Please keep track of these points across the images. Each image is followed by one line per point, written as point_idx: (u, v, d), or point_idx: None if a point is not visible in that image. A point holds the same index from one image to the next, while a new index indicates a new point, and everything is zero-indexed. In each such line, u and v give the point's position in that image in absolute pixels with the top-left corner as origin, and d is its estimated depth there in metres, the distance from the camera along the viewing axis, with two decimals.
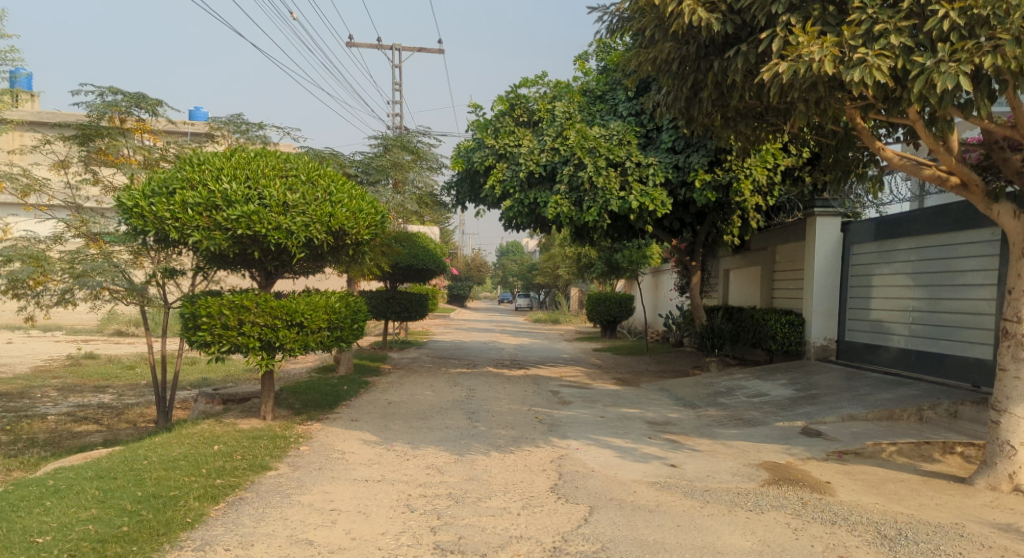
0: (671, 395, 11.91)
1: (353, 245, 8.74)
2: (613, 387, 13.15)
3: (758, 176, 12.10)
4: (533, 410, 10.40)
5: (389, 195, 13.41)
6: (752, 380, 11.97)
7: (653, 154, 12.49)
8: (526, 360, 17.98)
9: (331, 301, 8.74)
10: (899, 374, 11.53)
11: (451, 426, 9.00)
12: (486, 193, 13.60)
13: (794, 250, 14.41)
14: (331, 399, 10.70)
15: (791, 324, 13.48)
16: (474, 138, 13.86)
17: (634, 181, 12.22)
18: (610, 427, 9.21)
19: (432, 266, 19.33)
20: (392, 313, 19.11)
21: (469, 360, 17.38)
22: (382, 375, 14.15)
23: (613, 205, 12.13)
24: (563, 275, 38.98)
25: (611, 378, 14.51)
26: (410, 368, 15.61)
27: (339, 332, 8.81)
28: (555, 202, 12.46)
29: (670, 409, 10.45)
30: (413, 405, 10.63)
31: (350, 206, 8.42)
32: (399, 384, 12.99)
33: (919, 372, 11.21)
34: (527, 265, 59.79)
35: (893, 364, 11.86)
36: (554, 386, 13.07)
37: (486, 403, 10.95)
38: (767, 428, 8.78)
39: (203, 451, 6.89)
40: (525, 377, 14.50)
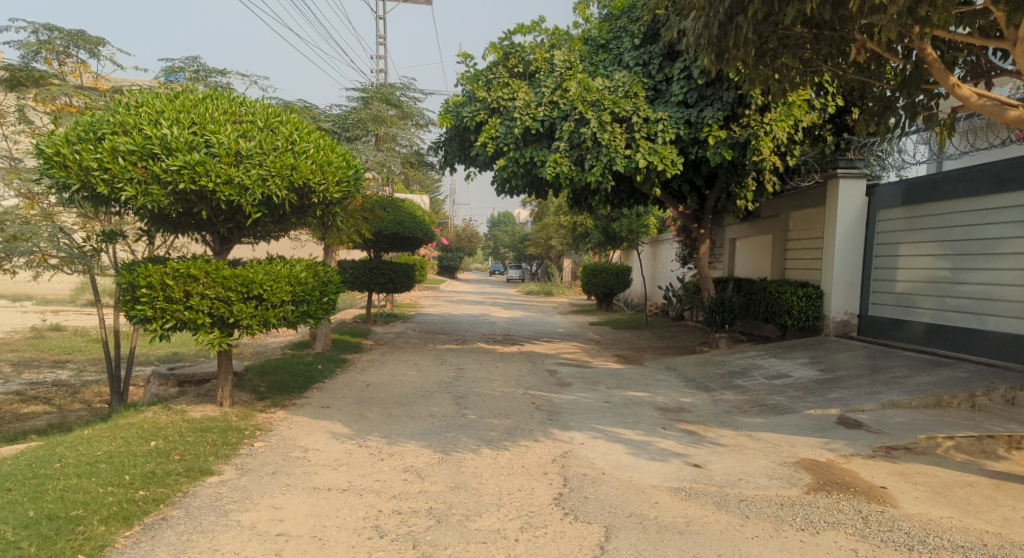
0: (681, 375, 10.79)
1: (323, 205, 7.52)
2: (615, 366, 12.02)
3: (779, 133, 10.87)
4: (528, 394, 9.24)
5: (368, 152, 12.13)
6: (770, 359, 10.86)
7: (662, 108, 11.28)
8: (519, 335, 16.82)
9: (296, 270, 7.53)
10: (931, 352, 10.42)
11: (435, 414, 7.83)
12: (478, 152, 12.37)
13: (811, 217, 13.23)
14: (302, 381, 9.52)
15: (809, 296, 12.28)
16: (464, 92, 12.61)
17: (642, 138, 11.03)
18: (617, 414, 8.07)
19: (419, 234, 18.08)
20: (375, 284, 17.90)
21: (458, 335, 16.23)
22: (363, 353, 12.96)
23: (618, 164, 10.92)
24: (557, 245, 37.84)
25: (612, 355, 13.41)
26: (394, 344, 14.45)
27: (306, 307, 7.60)
28: (554, 161, 11.26)
29: (682, 393, 9.33)
30: (393, 388, 9.44)
31: (317, 159, 7.19)
32: (381, 363, 11.83)
33: (955, 350, 10.11)
34: (519, 237, 58.57)
35: (923, 341, 10.75)
36: (551, 365, 11.93)
37: (476, 385, 9.79)
38: (798, 417, 7.64)
39: (134, 451, 5.73)
40: (518, 354, 13.37)
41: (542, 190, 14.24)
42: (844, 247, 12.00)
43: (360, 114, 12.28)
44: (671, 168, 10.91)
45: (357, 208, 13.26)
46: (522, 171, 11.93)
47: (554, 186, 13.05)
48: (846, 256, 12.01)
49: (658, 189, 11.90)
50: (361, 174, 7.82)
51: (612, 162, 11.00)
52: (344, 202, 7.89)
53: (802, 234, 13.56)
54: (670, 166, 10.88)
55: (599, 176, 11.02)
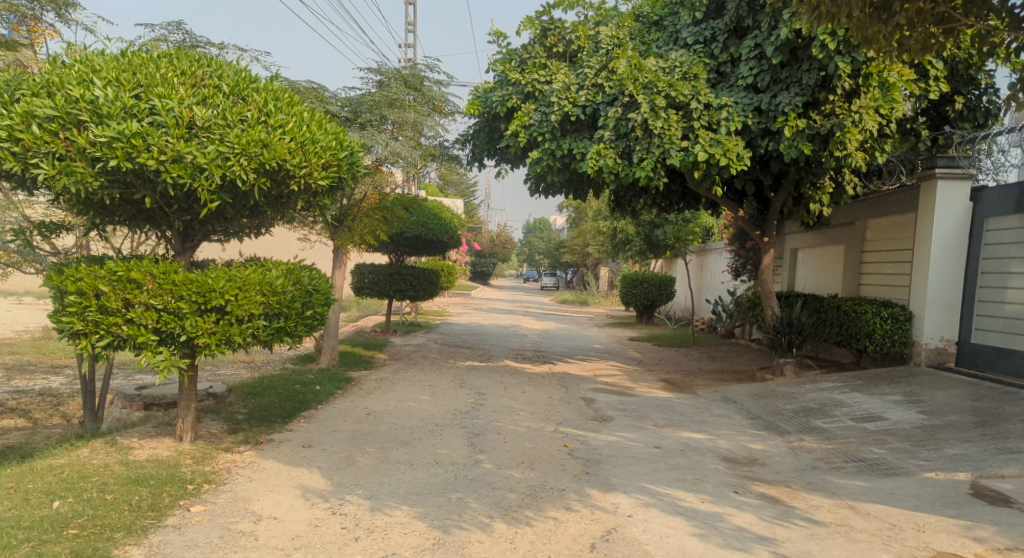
0: (743, 411, 9.01)
1: (306, 194, 5.94)
2: (663, 395, 10.27)
3: (869, 123, 8.99)
4: (560, 432, 7.58)
5: (383, 139, 10.62)
6: (852, 394, 9.02)
7: (727, 93, 9.54)
8: (551, 351, 15.15)
9: (271, 277, 5.99)
10: None
11: (444, 462, 6.22)
12: (508, 143, 10.79)
13: (894, 225, 11.31)
14: (288, 408, 7.98)
15: (896, 318, 10.43)
16: (495, 75, 11.08)
17: (701, 127, 9.31)
18: (672, 466, 6.37)
19: (445, 238, 16.55)
20: (395, 291, 16.40)
21: (484, 351, 14.65)
22: (374, 370, 11.44)
23: (674, 158, 9.23)
24: (594, 254, 36.12)
25: (658, 381, 11.68)
26: (412, 360, 12.91)
27: (282, 323, 6.03)
28: (596, 154, 9.63)
29: (750, 436, 7.58)
30: (398, 420, 7.86)
31: (297, 135, 5.63)
32: (391, 384, 10.27)
33: None
34: (555, 244, 56.94)
35: None
36: (587, 392, 10.24)
37: (496, 418, 8.16)
38: (912, 481, 5.86)
39: (22, 518, 4.24)
40: (550, 376, 11.69)
41: (581, 188, 12.59)
42: (939, 260, 10.12)
43: (375, 95, 10.81)
44: (737, 163, 9.15)
45: (372, 208, 11.83)
46: (560, 165, 10.30)
47: (596, 184, 11.39)
48: (941, 271, 10.12)
49: (720, 190, 10.14)
50: (357, 156, 6.22)
51: (667, 155, 9.31)
52: (335, 192, 6.31)
53: (882, 246, 11.65)
54: (736, 161, 9.13)
55: (650, 172, 9.34)
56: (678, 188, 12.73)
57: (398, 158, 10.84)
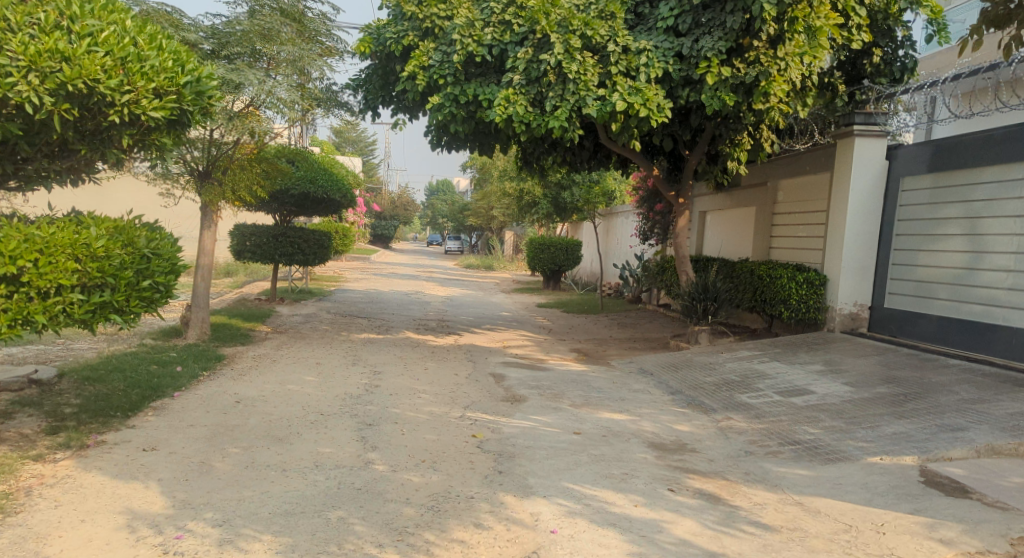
0: (664, 384, 8.31)
1: (131, 129, 4.69)
2: (576, 368, 9.47)
3: (794, 74, 8.10)
4: (466, 419, 6.60)
5: (256, 78, 9.13)
6: (774, 363, 8.49)
7: (644, 36, 8.62)
8: (454, 320, 14.12)
9: (87, 237, 4.66)
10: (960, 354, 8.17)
11: (324, 466, 5.11)
12: (405, 87, 9.56)
13: (808, 186, 10.74)
14: (135, 397, 6.61)
15: (811, 283, 9.80)
16: (388, 8, 9.76)
17: (618, 73, 8.37)
18: (596, 458, 5.51)
19: (338, 198, 15.07)
20: (280, 255, 14.83)
21: (382, 320, 13.46)
22: (253, 345, 10.06)
23: (590, 107, 8.29)
24: (498, 216, 35.22)
25: (569, 352, 10.90)
26: (299, 332, 11.58)
27: (104, 296, 4.73)
28: (505, 100, 8.57)
29: (676, 416, 6.85)
30: (274, 409, 6.65)
31: (114, 51, 4.39)
32: (271, 362, 8.96)
33: (992, 353, 7.87)
34: (458, 206, 55.70)
35: (946, 340, 8.47)
36: (494, 367, 9.30)
37: (392, 404, 7.07)
38: (859, 467, 5.24)
39: None
40: (454, 349, 10.69)
41: (488, 139, 11.65)
42: (855, 222, 9.60)
43: (247, 25, 9.30)
44: (657, 115, 8.25)
45: (246, 161, 10.47)
46: (464, 113, 9.19)
47: (504, 137, 10.33)
48: (857, 234, 9.62)
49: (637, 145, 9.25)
50: (206, 84, 4.99)
51: (582, 103, 8.34)
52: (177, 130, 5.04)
53: (794, 208, 11.10)
54: (656, 112, 8.23)
55: (564, 121, 8.36)
56: (589, 143, 11.82)
57: (275, 102, 9.39)
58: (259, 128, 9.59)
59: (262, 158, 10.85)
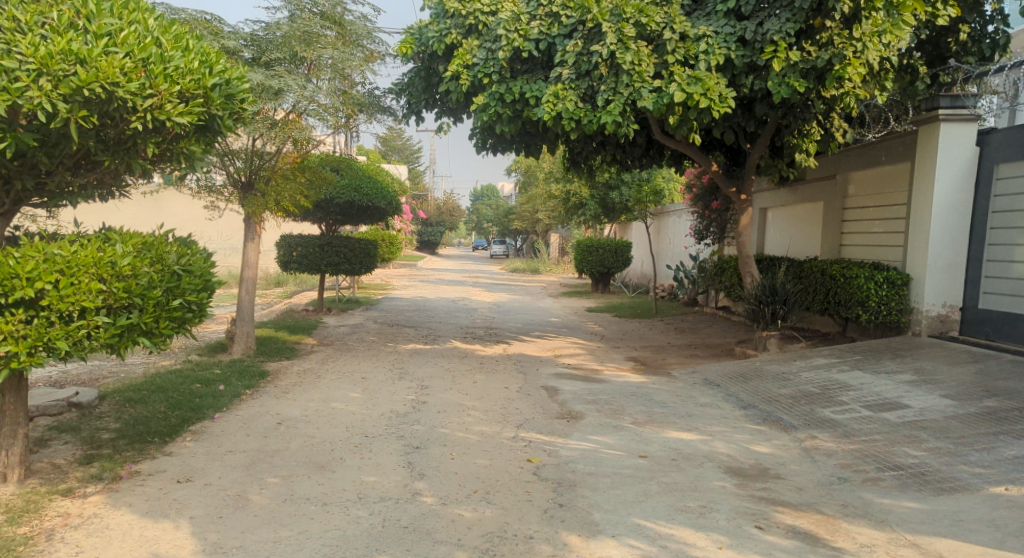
0: (732, 397, 7.67)
1: (155, 136, 4.32)
2: (635, 378, 8.89)
3: (873, 55, 7.38)
4: (520, 440, 6.10)
5: (295, 85, 8.80)
6: (854, 371, 7.77)
7: (703, 22, 8.00)
8: (503, 328, 13.65)
9: (113, 255, 4.31)
10: None
11: (369, 499, 4.66)
12: (448, 88, 9.13)
13: (884, 177, 9.93)
14: (174, 420, 6.29)
15: (892, 282, 9.02)
16: (430, 6, 9.34)
17: (676, 63, 7.77)
18: (668, 486, 4.94)
19: (382, 205, 14.76)
20: (326, 265, 14.58)
21: (429, 330, 13.07)
22: (298, 359, 9.75)
23: (646, 100, 7.72)
24: (544, 219, 34.72)
25: (626, 361, 10.31)
26: (345, 344, 11.26)
27: (132, 318, 4.36)
28: (554, 96, 8.06)
29: (751, 434, 6.22)
30: (317, 431, 6.25)
31: (134, 52, 4.04)
32: (315, 377, 8.61)
33: None
34: (503, 210, 55.36)
35: None
36: (548, 379, 8.78)
37: (441, 423, 6.62)
38: (973, 497, 4.57)
39: None
40: (505, 360, 10.21)
41: (536, 138, 11.14)
42: (941, 215, 8.78)
43: (286, 29, 8.99)
44: (720, 105, 7.61)
45: (289, 172, 10.17)
46: (510, 112, 8.70)
47: (553, 136, 9.80)
48: (944, 228, 8.79)
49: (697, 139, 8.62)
50: (235, 85, 4.64)
51: (637, 95, 7.77)
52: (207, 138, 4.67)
53: (868, 201, 10.29)
54: (719, 103, 7.59)
55: (618, 116, 7.81)
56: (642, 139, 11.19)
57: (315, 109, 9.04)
58: (300, 134, 9.25)
59: (304, 167, 10.54)
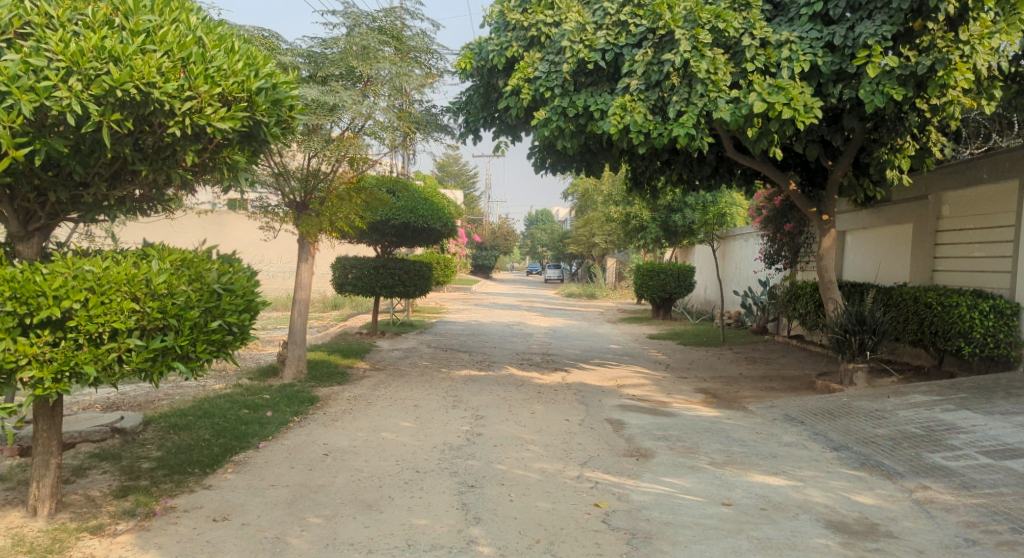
0: (820, 436, 6.94)
1: (195, 144, 3.95)
2: (707, 412, 8.20)
3: (982, 60, 6.65)
4: (586, 481, 5.52)
5: (350, 100, 8.52)
6: (959, 410, 6.95)
7: (786, 28, 7.42)
8: (561, 354, 13.08)
9: (148, 272, 3.95)
10: None
11: (419, 547, 4.16)
12: (508, 103, 8.74)
13: (985, 196, 9.04)
14: (217, 449, 5.92)
15: (999, 312, 8.19)
16: (491, 19, 8.99)
17: (755, 72, 7.20)
18: (760, 543, 4.29)
19: (438, 226, 14.43)
20: (381, 288, 14.30)
21: (484, 355, 12.60)
22: (349, 384, 9.38)
23: (723, 110, 7.15)
24: (601, 244, 34.10)
25: (695, 393, 9.61)
26: (398, 369, 10.86)
27: (166, 341, 3.99)
28: (621, 108, 7.58)
29: (848, 481, 5.50)
30: (366, 465, 5.80)
31: (173, 51, 3.71)
32: (366, 404, 8.20)
33: None
34: (558, 235, 54.89)
35: None
36: (612, 412, 8.17)
37: (499, 458, 6.09)
38: None
39: None
40: (564, 389, 9.64)
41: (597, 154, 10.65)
42: None
43: (343, 44, 8.74)
44: (805, 116, 7.01)
45: (344, 192, 9.90)
46: (574, 127, 8.21)
47: (617, 152, 9.29)
48: None
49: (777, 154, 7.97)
50: (281, 90, 4.28)
51: (714, 106, 7.22)
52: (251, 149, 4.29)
53: (965, 223, 9.42)
54: (805, 113, 6.98)
55: (693, 129, 7.26)
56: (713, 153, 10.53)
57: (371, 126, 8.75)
58: (355, 151, 8.96)
59: (359, 188, 10.28)
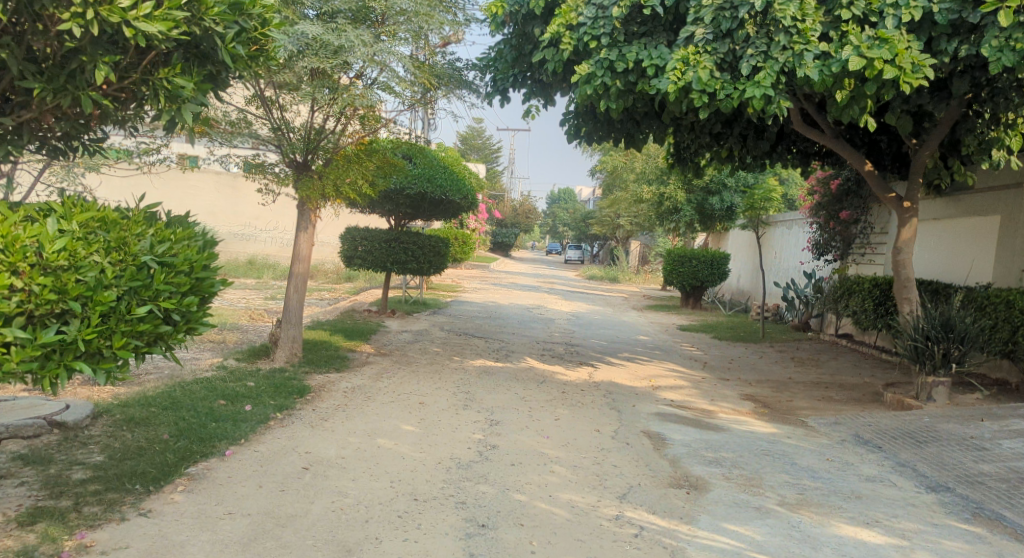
0: (908, 469, 5.71)
1: (114, 53, 3.04)
2: (762, 428, 7.00)
3: None
4: (629, 525, 4.34)
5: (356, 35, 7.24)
6: None
7: None
8: (586, 345, 11.90)
9: (39, 233, 2.83)
10: None
11: None
12: (544, 56, 7.53)
13: None
14: (171, 455, 4.80)
15: None
16: None
17: (849, 22, 6.00)
18: None
19: (457, 199, 13.21)
20: (392, 263, 13.16)
21: (502, 342, 11.47)
22: (348, 372, 8.26)
23: (809, 68, 5.98)
24: (626, 225, 32.81)
25: (742, 400, 8.41)
26: (406, 355, 9.76)
27: (62, 334, 2.85)
28: (683, 62, 6.36)
29: (968, 541, 4.28)
30: (352, 486, 4.66)
31: None
32: (364, 398, 7.07)
33: None
34: (581, 214, 53.53)
35: None
36: (650, 422, 6.98)
37: (518, 484, 4.92)
38: None
39: None
40: (593, 389, 8.48)
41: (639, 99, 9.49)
42: None
43: None
44: (910, 76, 5.81)
45: (353, 152, 8.74)
46: (621, 85, 6.97)
47: (667, 116, 8.09)
48: None
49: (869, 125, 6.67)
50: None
51: (797, 62, 6.03)
52: (214, 74, 3.47)
53: None
54: (910, 72, 5.79)
55: (772, 91, 6.07)
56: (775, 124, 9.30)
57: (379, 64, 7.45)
58: (361, 101, 7.74)
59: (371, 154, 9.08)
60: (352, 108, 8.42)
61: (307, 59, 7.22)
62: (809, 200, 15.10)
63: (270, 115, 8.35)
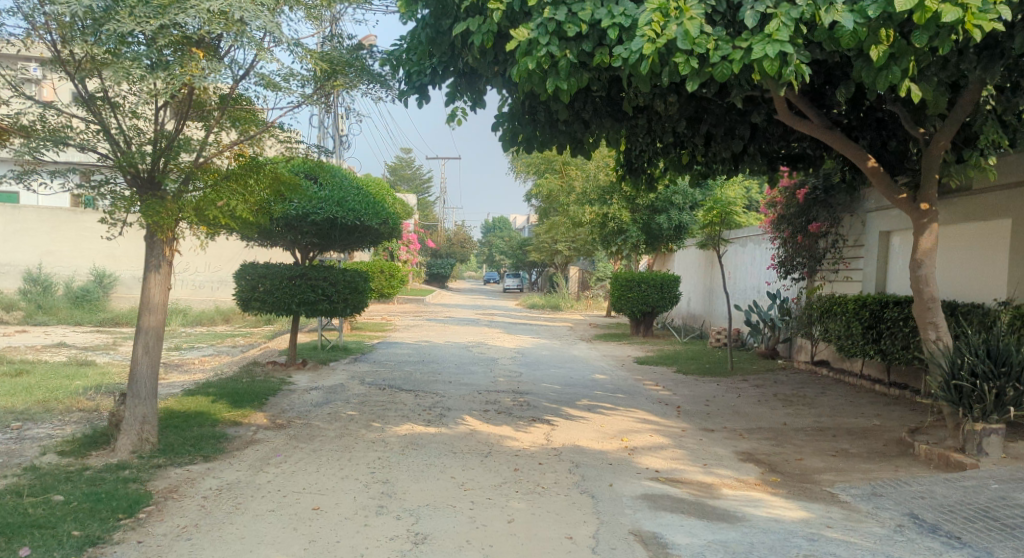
0: None
1: None
2: (788, 513, 5.17)
3: None
4: None
5: None
6: None
7: None
8: (537, 392, 9.95)
9: None
10: None
11: None
12: (470, 27, 5.67)
13: None
14: None
15: None
16: None
17: None
18: None
19: (375, 225, 11.13)
20: (298, 304, 10.96)
21: (435, 395, 9.44)
22: (223, 458, 6.07)
23: (838, 13, 4.39)
24: (566, 250, 31.32)
25: (743, 465, 6.58)
26: (311, 424, 7.59)
27: None
28: (660, 13, 4.64)
29: None
30: None
31: None
32: (232, 506, 4.91)
33: None
34: (517, 242, 52.12)
35: None
36: (639, 515, 5.05)
37: None
38: None
39: None
40: (554, 460, 6.51)
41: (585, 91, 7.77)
42: None
43: None
44: (979, 15, 4.20)
45: (236, 169, 6.73)
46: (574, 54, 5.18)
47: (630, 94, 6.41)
48: None
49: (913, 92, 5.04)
50: None
51: (821, 8, 4.41)
52: None
53: None
54: (979, 10, 4.19)
55: (792, 47, 4.40)
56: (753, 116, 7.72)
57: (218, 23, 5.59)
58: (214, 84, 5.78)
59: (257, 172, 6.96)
60: (194, 89, 6.31)
61: (121, 22, 5.33)
62: (768, 213, 13.79)
63: (99, 117, 6.10)
